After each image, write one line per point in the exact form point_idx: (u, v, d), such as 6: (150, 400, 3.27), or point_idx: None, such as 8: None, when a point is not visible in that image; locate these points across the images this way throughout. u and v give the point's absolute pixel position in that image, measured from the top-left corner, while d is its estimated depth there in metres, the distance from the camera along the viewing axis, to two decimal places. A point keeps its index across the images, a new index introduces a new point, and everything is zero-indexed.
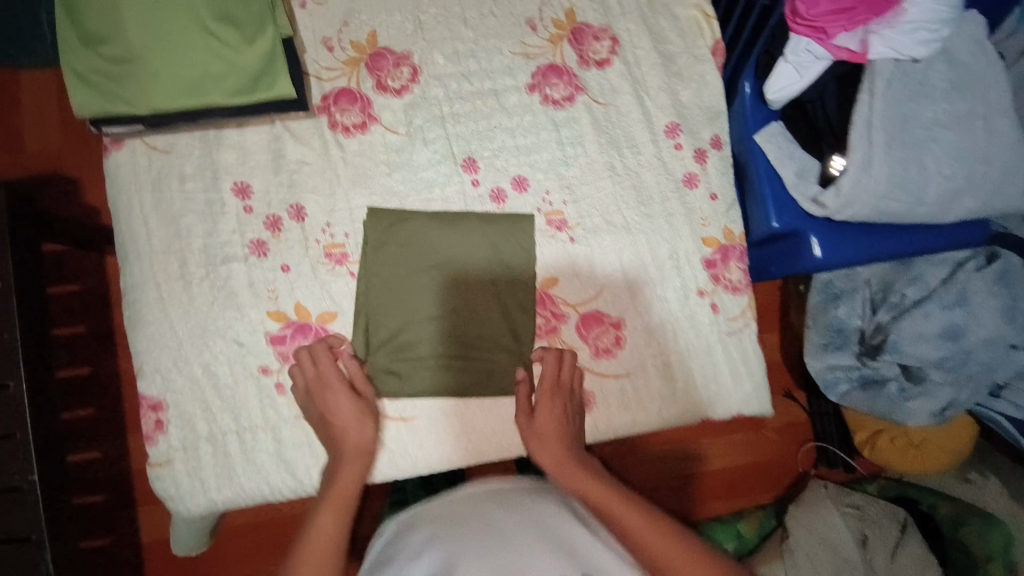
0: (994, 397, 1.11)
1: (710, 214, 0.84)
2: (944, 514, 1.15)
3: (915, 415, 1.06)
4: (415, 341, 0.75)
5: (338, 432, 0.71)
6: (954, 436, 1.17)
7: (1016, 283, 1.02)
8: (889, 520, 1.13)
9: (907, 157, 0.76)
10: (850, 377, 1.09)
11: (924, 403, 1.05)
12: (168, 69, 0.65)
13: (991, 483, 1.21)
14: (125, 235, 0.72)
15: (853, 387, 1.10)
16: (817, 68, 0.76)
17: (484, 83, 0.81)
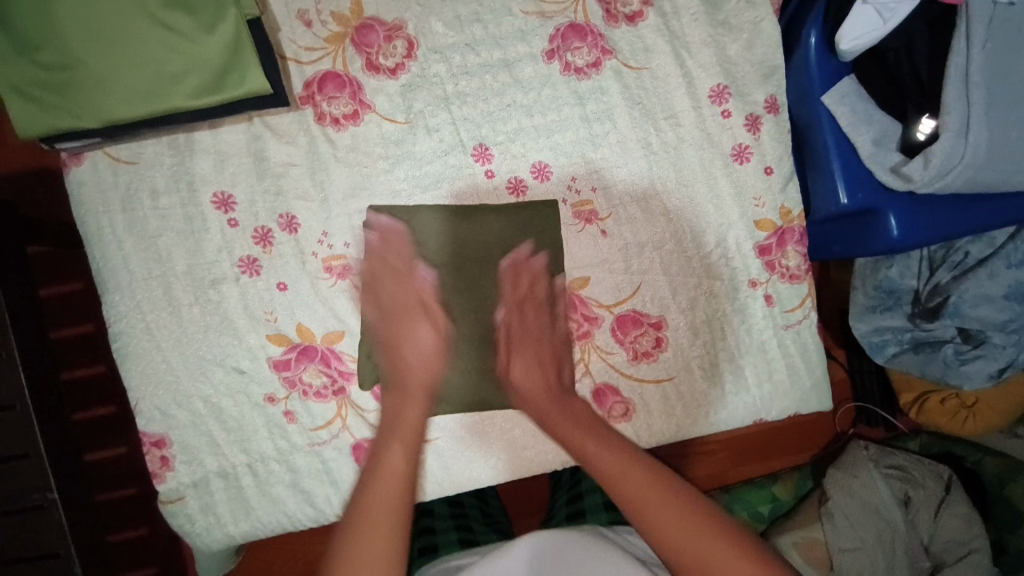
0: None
1: (763, 191, 0.72)
2: (990, 473, 1.01)
3: (969, 380, 0.88)
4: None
5: (415, 363, 0.62)
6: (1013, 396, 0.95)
7: None
8: (935, 480, 0.96)
9: (1014, 116, 0.61)
10: (899, 339, 0.91)
11: (981, 367, 0.87)
12: (116, 71, 0.54)
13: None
14: (101, 261, 0.64)
15: (903, 349, 0.92)
16: (905, 10, 0.61)
17: (493, 53, 0.68)
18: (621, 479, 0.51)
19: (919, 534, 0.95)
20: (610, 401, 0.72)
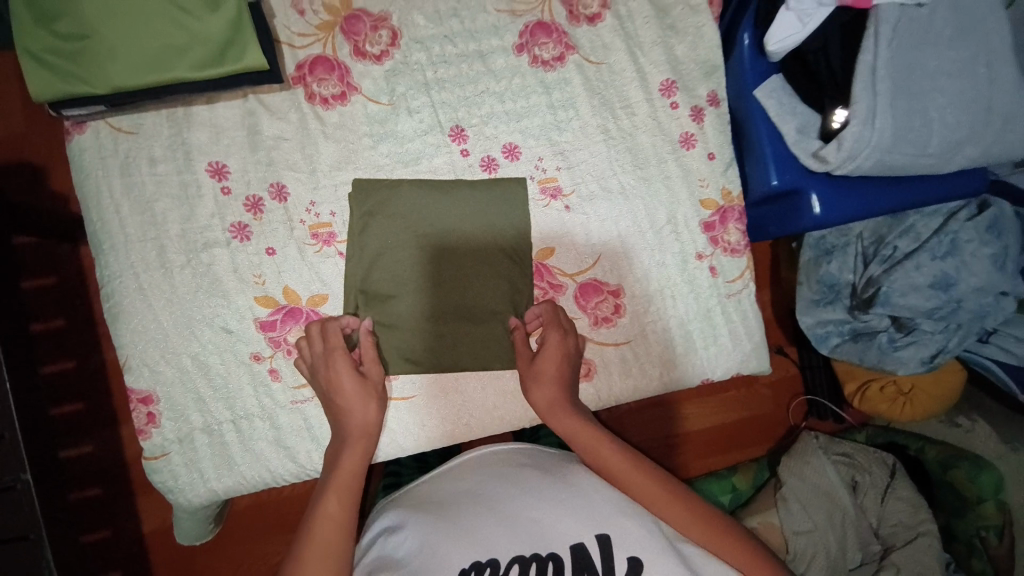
0: (984, 343, 1.19)
1: (708, 174, 0.82)
2: (931, 458, 1.23)
3: (904, 364, 1.14)
4: (412, 312, 0.74)
5: (355, 426, 0.67)
6: (941, 381, 1.24)
7: (1005, 231, 1.08)
8: (879, 466, 1.23)
9: (911, 108, 0.73)
10: (840, 330, 1.18)
11: (913, 351, 1.12)
12: (131, 44, 0.60)
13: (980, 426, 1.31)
14: (98, 223, 0.68)
15: (844, 340, 1.18)
16: (821, 16, 0.72)
17: (469, 45, 0.76)
18: (596, 446, 0.66)
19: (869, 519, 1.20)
20: None
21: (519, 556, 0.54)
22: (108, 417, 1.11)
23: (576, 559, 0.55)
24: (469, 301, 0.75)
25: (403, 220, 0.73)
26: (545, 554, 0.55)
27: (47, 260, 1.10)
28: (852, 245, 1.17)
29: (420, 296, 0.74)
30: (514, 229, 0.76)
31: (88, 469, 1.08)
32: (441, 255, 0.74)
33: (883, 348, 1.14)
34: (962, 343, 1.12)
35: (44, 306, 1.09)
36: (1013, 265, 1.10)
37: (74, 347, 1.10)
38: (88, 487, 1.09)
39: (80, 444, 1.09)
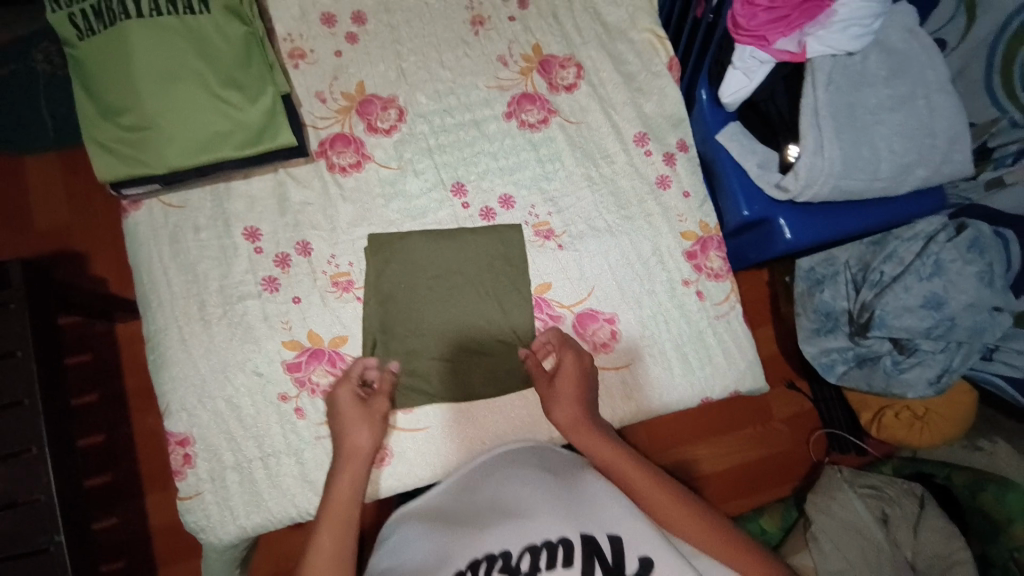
0: (989, 360, 1.17)
1: (685, 210, 0.91)
2: (959, 484, 1.20)
3: (912, 386, 1.15)
4: (429, 345, 0.81)
5: (348, 451, 0.71)
6: (952, 404, 1.23)
7: (988, 247, 1.08)
8: (908, 497, 1.20)
9: (858, 139, 0.82)
10: (844, 358, 1.21)
11: (919, 372, 1.13)
12: (182, 132, 0.72)
13: (1002, 447, 1.23)
14: (148, 283, 0.78)
15: (850, 367, 1.21)
16: (763, 71, 0.84)
17: (465, 116, 0.89)
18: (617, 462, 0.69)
19: (903, 551, 1.15)
20: None
21: (530, 545, 0.56)
22: (135, 487, 1.15)
23: (585, 545, 0.56)
24: (479, 332, 0.82)
25: (417, 264, 0.82)
26: (554, 539, 0.57)
27: (87, 338, 1.19)
28: (841, 273, 1.21)
29: (435, 330, 0.81)
30: (514, 263, 0.84)
31: (117, 538, 1.13)
32: (451, 292, 0.82)
33: (888, 371, 1.16)
34: (967, 361, 1.13)
35: (78, 382, 1.17)
36: (1003, 279, 1.08)
37: (103, 422, 1.16)
38: (115, 558, 1.12)
39: (109, 515, 1.13)
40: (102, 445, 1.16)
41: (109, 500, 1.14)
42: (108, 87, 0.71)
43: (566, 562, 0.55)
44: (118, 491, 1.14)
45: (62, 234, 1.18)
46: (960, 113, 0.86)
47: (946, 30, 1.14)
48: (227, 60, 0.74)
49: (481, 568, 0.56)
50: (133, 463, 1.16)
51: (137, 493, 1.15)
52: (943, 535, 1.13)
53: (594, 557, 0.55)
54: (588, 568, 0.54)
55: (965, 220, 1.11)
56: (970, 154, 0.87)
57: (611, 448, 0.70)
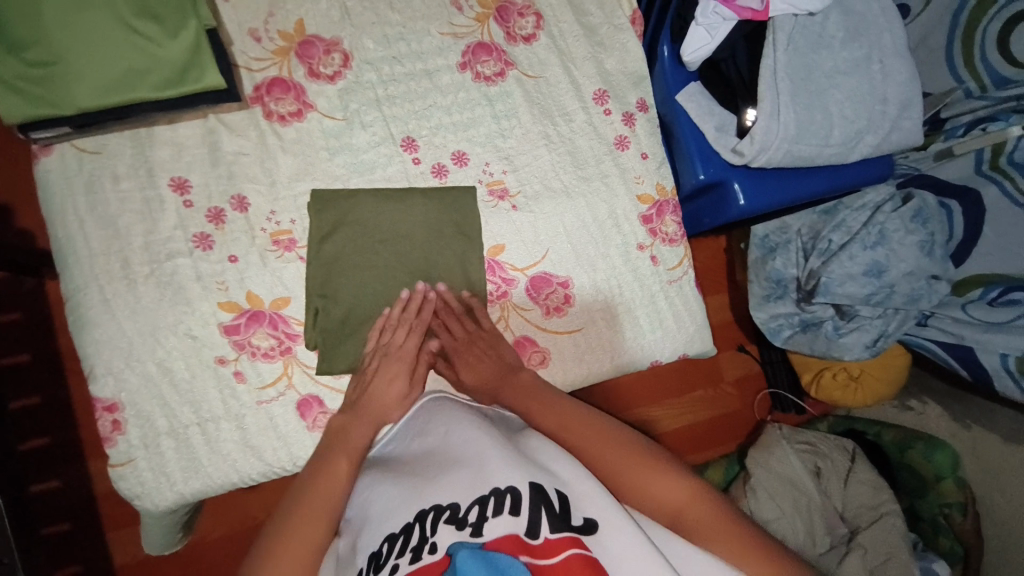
0: (924, 326, 1.23)
1: (643, 172, 0.89)
2: (889, 441, 1.30)
3: (849, 349, 1.22)
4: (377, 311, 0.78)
5: (373, 404, 0.74)
6: (884, 365, 1.31)
7: (931, 218, 1.14)
8: (839, 452, 1.31)
9: (812, 103, 0.82)
10: (790, 323, 1.27)
11: (856, 337, 1.21)
12: (91, 67, 0.63)
13: (930, 408, 1.35)
14: (62, 239, 0.71)
15: (795, 331, 1.27)
16: (726, 29, 0.81)
17: (415, 65, 0.83)
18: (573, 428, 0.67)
19: (835, 502, 1.27)
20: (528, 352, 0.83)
21: (478, 497, 0.55)
22: (74, 454, 1.09)
23: (534, 493, 0.54)
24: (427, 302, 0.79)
25: (365, 227, 0.78)
26: (503, 489, 0.55)
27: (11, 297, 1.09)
28: (794, 240, 1.25)
29: (381, 299, 0.78)
30: (468, 233, 0.81)
31: (59, 504, 1.08)
32: (401, 260, 0.79)
33: (829, 336, 1.22)
34: (902, 327, 1.21)
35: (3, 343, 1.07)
36: (941, 248, 1.15)
37: (39, 384, 1.09)
38: (60, 521, 1.08)
39: (48, 479, 1.08)
40: (37, 409, 1.08)
41: (46, 466, 1.08)
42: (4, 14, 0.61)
43: (512, 511, 0.52)
44: (56, 456, 1.08)
45: None
46: (913, 79, 0.86)
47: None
48: None
49: (428, 519, 0.54)
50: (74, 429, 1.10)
51: (78, 458, 1.09)
52: (869, 488, 1.25)
53: (542, 506, 0.53)
54: (535, 516, 0.52)
55: (911, 191, 1.17)
56: (917, 122, 0.87)
57: (571, 415, 0.69)
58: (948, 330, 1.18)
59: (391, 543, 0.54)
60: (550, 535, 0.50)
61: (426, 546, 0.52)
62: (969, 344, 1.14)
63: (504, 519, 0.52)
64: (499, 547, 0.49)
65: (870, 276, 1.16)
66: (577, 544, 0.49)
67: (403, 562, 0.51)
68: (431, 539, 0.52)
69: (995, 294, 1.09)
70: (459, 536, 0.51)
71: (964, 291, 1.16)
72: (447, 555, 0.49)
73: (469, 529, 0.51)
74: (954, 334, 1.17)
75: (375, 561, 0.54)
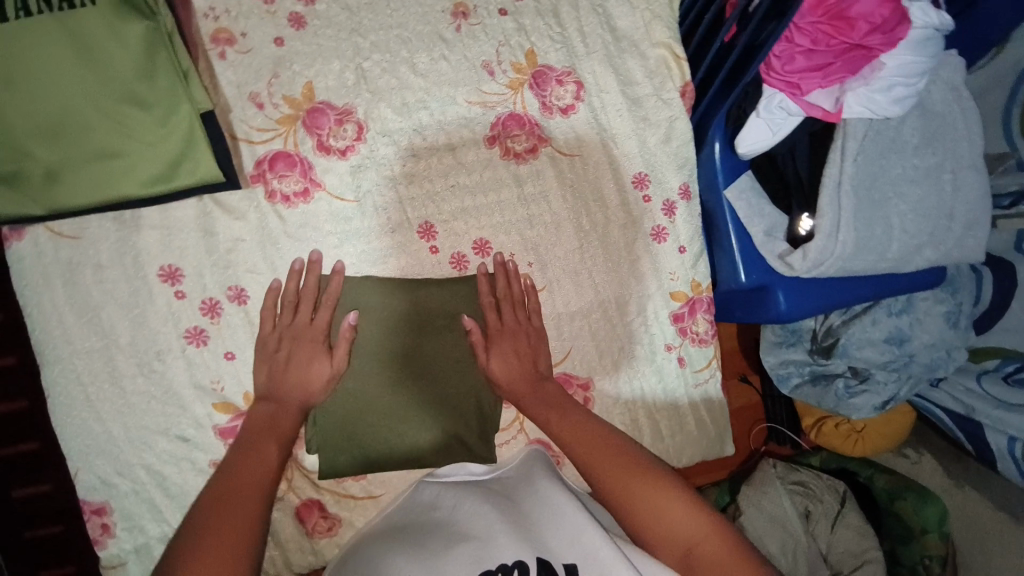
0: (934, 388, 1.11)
1: (677, 267, 0.82)
2: (881, 487, 1.13)
3: (858, 410, 1.04)
4: (358, 423, 0.71)
5: (298, 386, 0.67)
6: (889, 423, 1.14)
7: (961, 285, 1.01)
8: (830, 496, 1.11)
9: (872, 218, 0.75)
10: (800, 372, 1.09)
11: (867, 399, 1.03)
12: (68, 163, 0.55)
13: (927, 460, 1.17)
14: (41, 333, 0.64)
15: (803, 381, 1.10)
16: (789, 125, 0.73)
17: (438, 138, 0.74)
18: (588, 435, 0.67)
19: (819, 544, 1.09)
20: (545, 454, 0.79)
21: (485, 573, 0.52)
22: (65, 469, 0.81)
23: (541, 569, 0.53)
24: (405, 422, 0.72)
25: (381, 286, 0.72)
26: (510, 563, 0.53)
27: None
28: None
29: (365, 405, 0.71)
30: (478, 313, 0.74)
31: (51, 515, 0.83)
32: (396, 356, 0.72)
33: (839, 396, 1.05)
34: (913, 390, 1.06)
35: None
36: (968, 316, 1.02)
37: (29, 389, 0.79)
38: None
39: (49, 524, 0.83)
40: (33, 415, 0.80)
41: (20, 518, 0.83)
42: None
43: None
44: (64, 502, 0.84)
45: None
46: (984, 192, 0.78)
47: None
48: (124, 69, 0.54)
49: None
50: None
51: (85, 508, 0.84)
52: (857, 535, 1.08)
53: None
54: None
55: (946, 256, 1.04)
56: (982, 242, 0.79)
57: (577, 420, 0.68)
58: (959, 399, 1.06)
59: None
60: None
61: None
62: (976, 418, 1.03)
63: None
64: None
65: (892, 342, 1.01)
66: None
67: None
68: None
69: (1012, 370, 0.99)
70: None
71: (983, 359, 1.04)
72: None
73: None
74: (965, 404, 1.05)
75: None
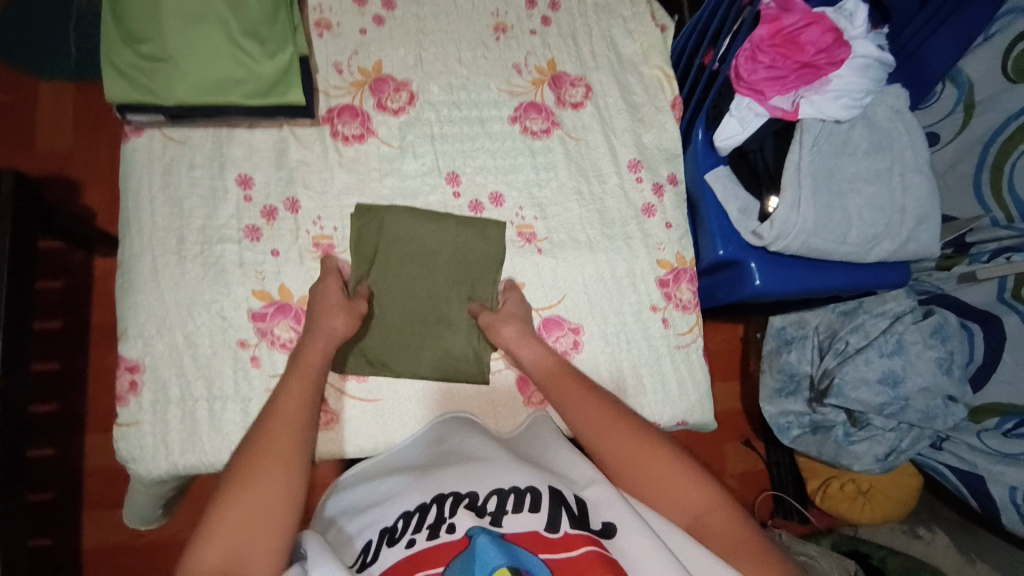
0: (938, 449, 1.16)
1: (665, 240, 0.94)
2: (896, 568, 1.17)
3: (859, 458, 1.14)
4: (376, 350, 0.81)
5: (320, 334, 0.73)
6: (898, 485, 1.22)
7: (952, 337, 1.10)
8: None
9: (832, 203, 0.87)
10: (800, 422, 1.20)
11: (868, 447, 1.13)
12: (195, 71, 0.74)
13: (939, 537, 1.25)
14: (132, 210, 0.79)
15: (805, 432, 1.20)
16: (757, 123, 0.90)
17: (472, 112, 0.92)
18: (597, 419, 0.68)
19: None
20: (531, 389, 0.85)
21: (497, 490, 0.57)
22: (76, 424, 1.12)
23: (552, 496, 0.56)
24: (413, 354, 0.82)
25: (400, 235, 0.84)
26: (523, 487, 0.57)
27: (63, 265, 1.16)
28: (810, 336, 1.22)
29: (385, 328, 0.82)
30: (474, 265, 0.86)
31: (47, 471, 1.09)
32: (425, 274, 0.85)
33: (839, 442, 1.15)
34: (916, 444, 1.14)
35: (44, 308, 1.14)
36: (961, 369, 1.09)
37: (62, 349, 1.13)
38: (46, 488, 1.09)
39: (45, 445, 1.10)
40: (54, 372, 1.12)
41: (55, 430, 1.11)
42: (136, 15, 0.72)
43: (531, 507, 0.55)
44: (70, 419, 1.12)
45: (61, 160, 1.23)
46: (932, 195, 0.91)
47: (943, 124, 1.13)
48: (254, 14, 0.76)
49: (446, 503, 0.57)
50: (82, 399, 1.13)
51: (78, 429, 1.11)
52: None
53: (561, 505, 0.55)
54: (555, 513, 0.54)
55: (933, 307, 1.13)
56: (933, 236, 0.91)
57: (589, 403, 0.71)
58: (963, 457, 1.12)
59: (406, 520, 0.57)
60: (567, 531, 0.52)
61: (444, 525, 0.54)
62: (981, 475, 1.09)
63: (523, 513, 0.54)
64: (518, 540, 0.51)
65: (885, 384, 1.10)
66: (593, 543, 0.50)
67: (421, 537, 0.53)
68: (449, 519, 0.54)
69: (1011, 426, 1.05)
70: (478, 522, 0.53)
71: (982, 418, 1.10)
72: (466, 536, 0.51)
73: (488, 517, 0.54)
74: (968, 461, 1.12)
75: (389, 535, 0.56)
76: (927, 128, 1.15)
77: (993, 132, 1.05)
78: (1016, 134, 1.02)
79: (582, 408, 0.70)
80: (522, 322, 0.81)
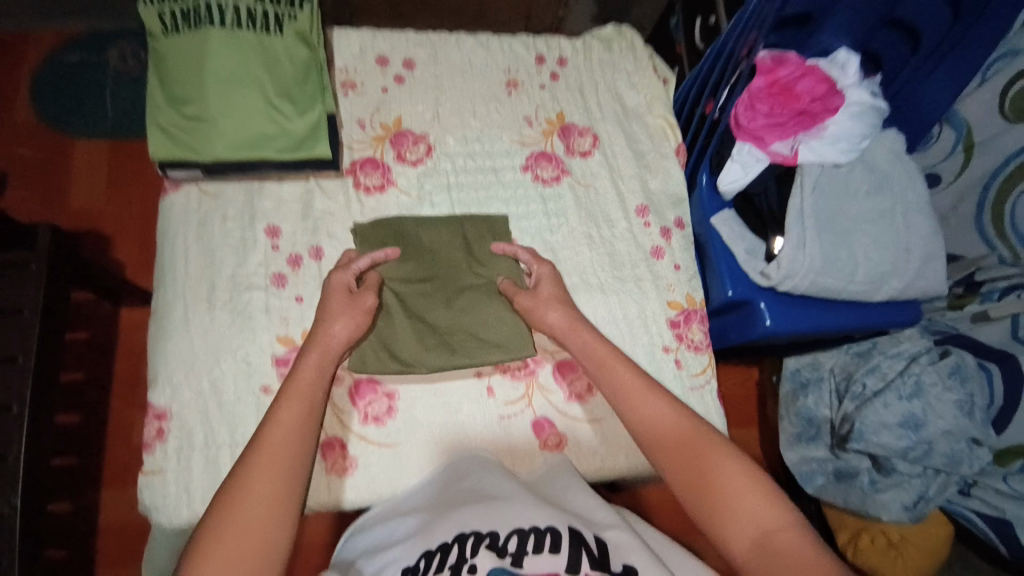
0: (966, 495, 1.12)
1: (675, 281, 0.97)
2: None
3: (887, 508, 1.11)
4: (399, 346, 0.82)
5: (323, 341, 0.74)
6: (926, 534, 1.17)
7: (970, 378, 1.08)
8: None
9: (837, 243, 0.90)
10: (823, 469, 1.18)
11: (896, 495, 1.10)
12: (230, 129, 0.79)
13: None
14: (166, 261, 0.83)
15: (828, 480, 1.18)
16: (759, 168, 0.93)
17: (486, 162, 0.97)
18: (666, 428, 0.69)
19: None
20: (546, 433, 0.85)
21: (517, 529, 0.58)
22: (93, 478, 1.13)
23: (573, 536, 0.57)
24: (440, 346, 0.83)
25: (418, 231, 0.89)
26: (542, 527, 0.58)
27: (90, 318, 1.20)
28: (826, 380, 1.21)
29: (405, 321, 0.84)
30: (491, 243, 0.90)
31: (63, 525, 1.10)
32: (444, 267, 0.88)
33: (865, 490, 1.12)
34: (944, 491, 1.10)
35: (70, 358, 1.18)
36: (983, 412, 1.07)
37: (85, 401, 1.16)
38: (62, 544, 1.10)
39: (62, 499, 1.11)
40: (77, 424, 1.15)
41: (74, 482, 1.12)
42: (181, 83, 0.79)
43: (553, 548, 0.56)
44: (86, 474, 1.13)
45: (92, 215, 1.30)
46: (935, 235, 0.93)
47: (944, 166, 1.16)
48: (287, 77, 0.83)
49: (467, 542, 0.57)
50: (100, 453, 1.15)
51: (95, 484, 1.13)
52: None
53: (581, 547, 0.56)
54: (574, 555, 0.55)
55: (948, 347, 1.12)
56: (940, 274, 0.93)
57: (654, 411, 0.71)
58: (991, 503, 1.08)
59: (428, 559, 0.57)
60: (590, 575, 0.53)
61: (465, 566, 0.55)
62: (1011, 521, 1.05)
63: (545, 554, 0.55)
64: None
65: (907, 429, 1.08)
66: None
67: None
68: (470, 560, 0.55)
69: None
70: (500, 562, 0.54)
71: (1009, 461, 1.06)
72: None
73: (509, 558, 0.55)
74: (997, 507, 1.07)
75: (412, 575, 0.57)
76: (930, 167, 1.17)
77: (992, 171, 1.07)
78: (1016, 172, 1.04)
79: (652, 413, 0.71)
80: (565, 305, 0.83)
